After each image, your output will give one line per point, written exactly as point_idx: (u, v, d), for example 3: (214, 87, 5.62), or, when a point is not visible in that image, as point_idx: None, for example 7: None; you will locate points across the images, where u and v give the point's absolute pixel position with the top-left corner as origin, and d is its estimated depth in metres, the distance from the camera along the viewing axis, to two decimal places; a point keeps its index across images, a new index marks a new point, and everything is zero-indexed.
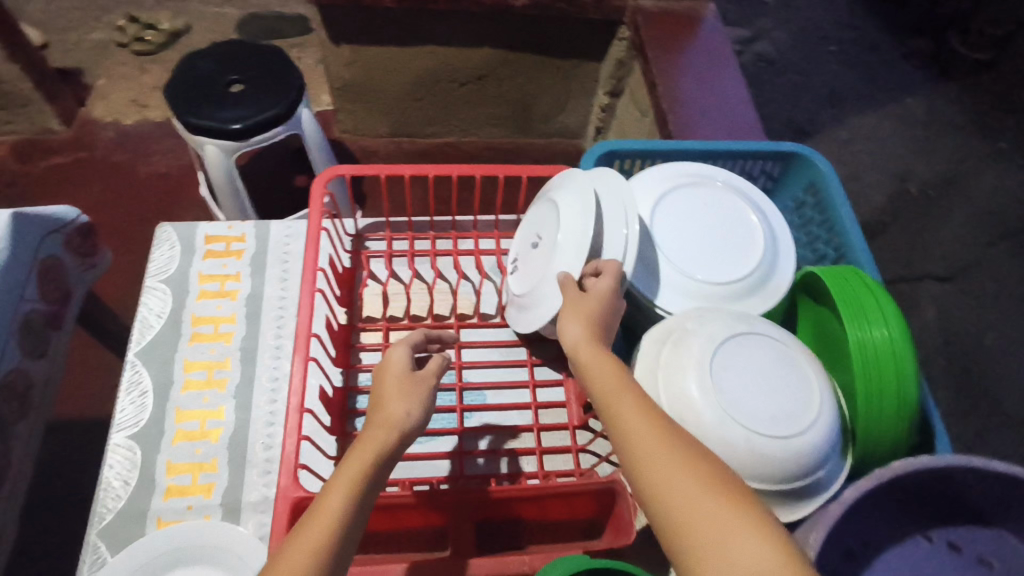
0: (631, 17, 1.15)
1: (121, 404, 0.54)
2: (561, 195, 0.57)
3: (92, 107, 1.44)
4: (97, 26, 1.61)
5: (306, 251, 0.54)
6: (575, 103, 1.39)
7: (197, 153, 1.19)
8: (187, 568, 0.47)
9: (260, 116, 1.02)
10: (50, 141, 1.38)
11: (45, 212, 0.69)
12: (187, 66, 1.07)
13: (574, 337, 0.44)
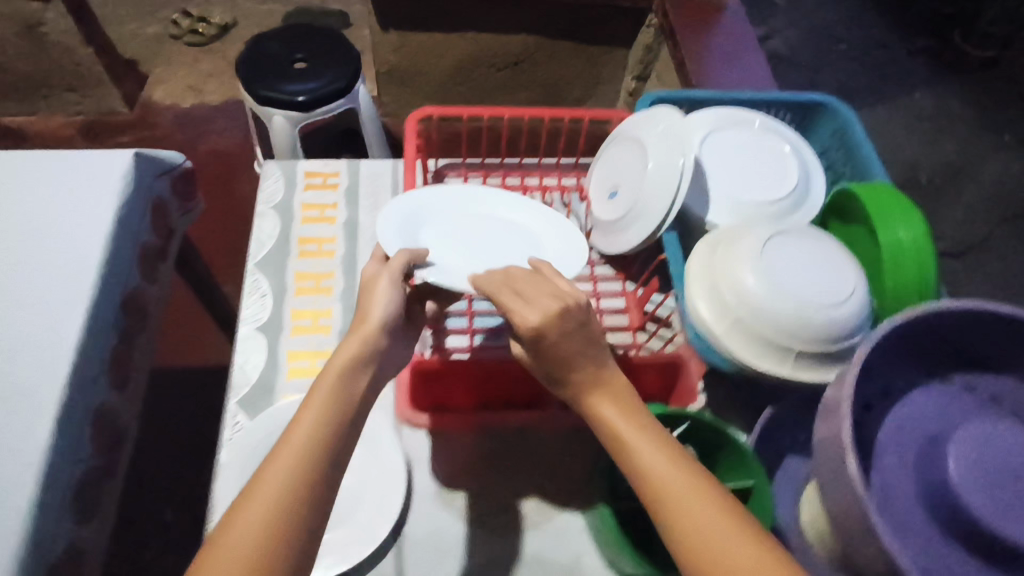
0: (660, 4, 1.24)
1: (246, 304, 0.63)
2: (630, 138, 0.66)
3: (152, 92, 1.55)
4: (153, 19, 1.72)
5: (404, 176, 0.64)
6: (604, 90, 1.48)
7: (257, 129, 1.29)
8: None
9: (324, 89, 1.12)
10: (115, 122, 1.49)
11: (159, 155, 0.78)
12: (256, 46, 1.17)
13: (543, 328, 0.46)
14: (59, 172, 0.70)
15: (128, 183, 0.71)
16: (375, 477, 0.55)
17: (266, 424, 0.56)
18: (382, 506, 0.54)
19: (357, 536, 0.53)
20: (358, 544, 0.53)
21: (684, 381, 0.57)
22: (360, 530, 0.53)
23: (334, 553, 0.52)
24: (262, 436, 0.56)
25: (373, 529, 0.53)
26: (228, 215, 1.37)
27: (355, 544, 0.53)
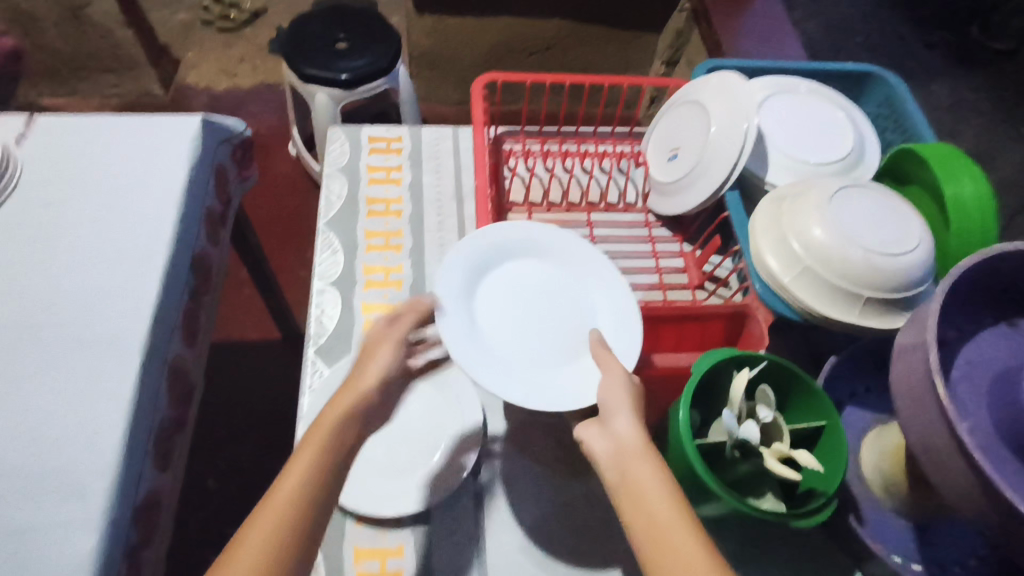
0: None
1: (320, 259, 0.65)
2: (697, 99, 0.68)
3: (186, 75, 1.58)
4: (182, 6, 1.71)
5: (474, 137, 0.68)
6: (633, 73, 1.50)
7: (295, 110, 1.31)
8: None
9: (368, 68, 1.14)
10: (151, 104, 1.52)
11: (221, 122, 0.81)
12: (300, 26, 1.20)
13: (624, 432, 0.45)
14: (137, 140, 0.75)
15: (198, 147, 0.75)
16: (452, 419, 0.58)
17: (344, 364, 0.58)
18: (459, 447, 0.56)
19: (437, 475, 0.55)
20: (438, 483, 0.55)
21: (751, 330, 0.59)
22: (440, 469, 0.55)
23: (415, 489, 0.54)
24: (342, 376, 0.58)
25: (452, 466, 0.55)
26: (264, 194, 1.39)
27: (436, 481, 0.55)
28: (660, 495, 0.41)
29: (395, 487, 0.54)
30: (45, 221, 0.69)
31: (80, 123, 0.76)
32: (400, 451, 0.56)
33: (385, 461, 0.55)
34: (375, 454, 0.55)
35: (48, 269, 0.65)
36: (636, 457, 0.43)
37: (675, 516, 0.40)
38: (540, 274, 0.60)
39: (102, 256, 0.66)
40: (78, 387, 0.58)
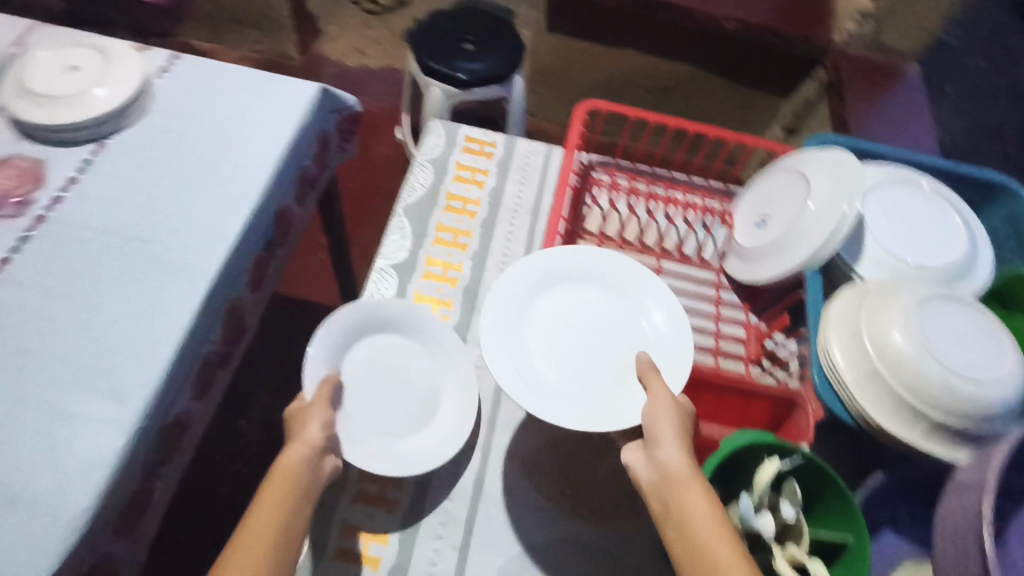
0: (834, 61, 1.21)
1: (388, 240, 0.68)
2: (804, 172, 0.65)
3: (323, 46, 1.69)
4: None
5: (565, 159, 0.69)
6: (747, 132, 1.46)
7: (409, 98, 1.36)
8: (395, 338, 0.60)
9: (487, 72, 1.21)
10: (287, 66, 1.64)
11: (337, 93, 0.86)
12: (434, 21, 1.27)
13: (669, 458, 0.45)
14: (258, 94, 0.81)
15: (310, 111, 0.80)
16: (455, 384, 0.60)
17: (352, 311, 0.58)
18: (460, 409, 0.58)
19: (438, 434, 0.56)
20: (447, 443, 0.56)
21: (796, 418, 0.57)
22: (446, 429, 0.57)
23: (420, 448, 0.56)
24: (348, 326, 0.58)
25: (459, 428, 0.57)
26: (363, 169, 1.46)
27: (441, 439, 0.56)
28: (707, 523, 0.41)
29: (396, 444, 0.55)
30: (162, 147, 0.75)
31: (216, 67, 0.83)
32: (401, 409, 0.57)
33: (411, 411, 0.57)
34: (375, 408, 0.57)
35: (152, 191, 0.71)
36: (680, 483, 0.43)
37: (724, 545, 0.40)
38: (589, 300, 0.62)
39: (199, 190, 0.72)
40: (145, 302, 0.63)
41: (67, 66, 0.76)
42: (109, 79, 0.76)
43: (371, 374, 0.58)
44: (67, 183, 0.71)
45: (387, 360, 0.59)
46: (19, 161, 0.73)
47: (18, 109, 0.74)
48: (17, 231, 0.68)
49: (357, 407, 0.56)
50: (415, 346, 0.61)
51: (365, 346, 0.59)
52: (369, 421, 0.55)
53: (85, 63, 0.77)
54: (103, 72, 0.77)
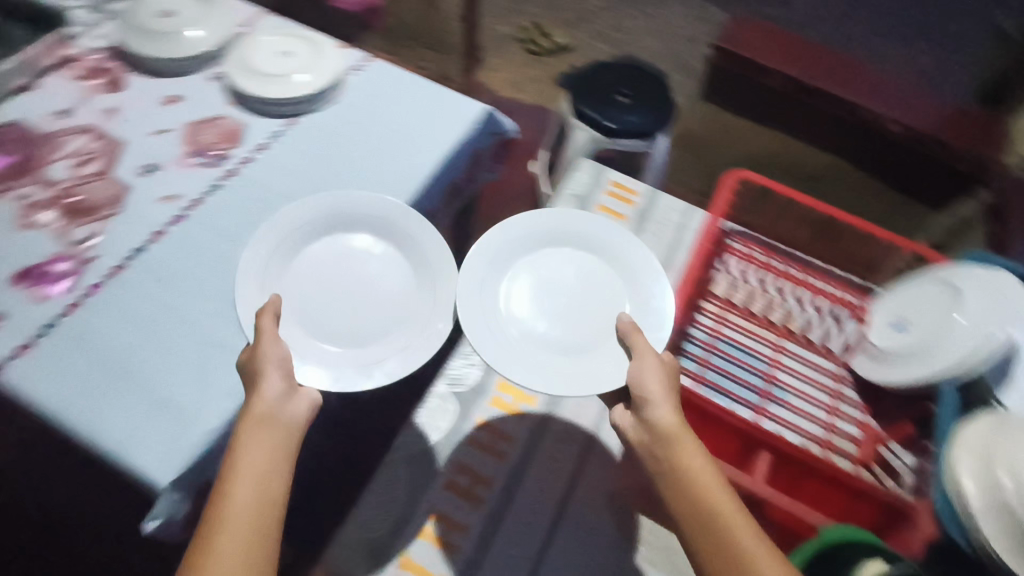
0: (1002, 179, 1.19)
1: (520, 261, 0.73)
2: (959, 284, 0.62)
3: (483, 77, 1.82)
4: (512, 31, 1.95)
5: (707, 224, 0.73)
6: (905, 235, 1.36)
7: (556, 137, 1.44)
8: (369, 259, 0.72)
9: (637, 126, 1.27)
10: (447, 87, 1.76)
11: (500, 117, 0.93)
12: (593, 71, 1.36)
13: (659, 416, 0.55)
14: (431, 104, 0.90)
15: (473, 129, 0.88)
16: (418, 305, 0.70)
17: (297, 229, 0.70)
18: (421, 329, 0.68)
19: (402, 349, 0.66)
20: (405, 361, 0.65)
21: (906, 531, 0.57)
22: (405, 346, 0.66)
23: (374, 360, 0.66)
24: (296, 244, 0.70)
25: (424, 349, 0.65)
26: (494, 193, 1.53)
27: (398, 357, 0.65)
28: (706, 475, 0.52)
29: (355, 355, 0.66)
30: (342, 134, 0.85)
31: (400, 73, 0.93)
32: (357, 322, 0.68)
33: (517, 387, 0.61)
34: (328, 319, 0.68)
35: (326, 171, 0.81)
36: (680, 438, 0.53)
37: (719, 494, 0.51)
38: (579, 266, 0.71)
39: (367, 179, 0.81)
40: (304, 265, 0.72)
41: (280, 52, 0.88)
42: (311, 68, 0.87)
43: (325, 285, 0.70)
44: (259, 148, 0.82)
45: (342, 274, 0.71)
46: (223, 121, 0.84)
47: (235, 82, 0.86)
48: (210, 179, 0.78)
49: (308, 318, 0.68)
50: (370, 264, 0.72)
51: (316, 260, 0.71)
52: (319, 332, 0.67)
53: (295, 52, 0.88)
54: (308, 60, 0.87)
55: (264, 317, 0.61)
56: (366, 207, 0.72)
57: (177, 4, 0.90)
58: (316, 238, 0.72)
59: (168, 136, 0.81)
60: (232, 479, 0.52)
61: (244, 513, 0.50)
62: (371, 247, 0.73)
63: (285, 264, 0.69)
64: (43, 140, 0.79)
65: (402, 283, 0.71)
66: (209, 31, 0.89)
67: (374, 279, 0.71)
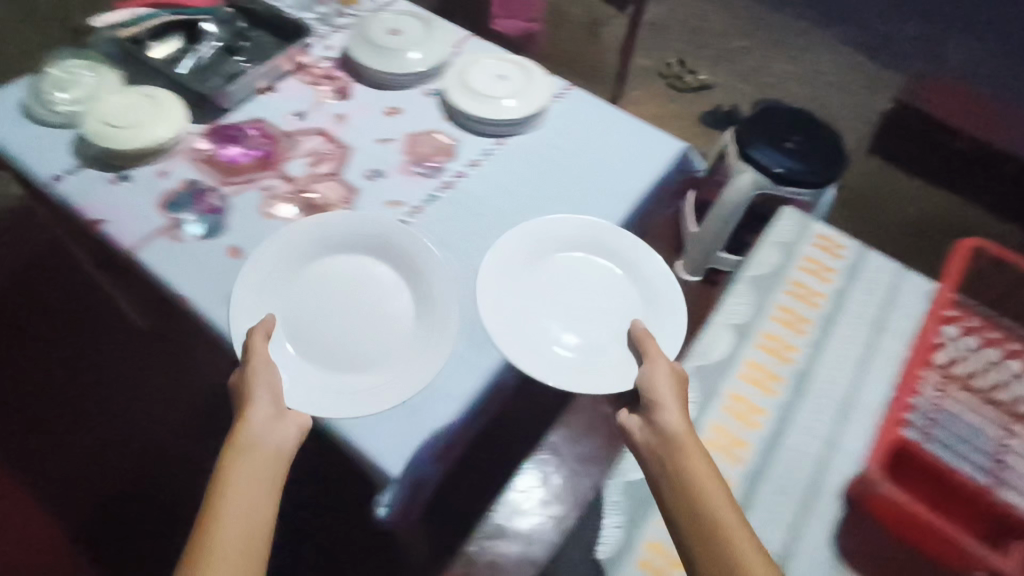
0: None
1: (730, 307, 0.75)
2: None
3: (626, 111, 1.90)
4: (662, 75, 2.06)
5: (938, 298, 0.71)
6: None
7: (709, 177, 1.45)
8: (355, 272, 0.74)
9: (806, 174, 1.26)
10: None
11: (695, 157, 0.94)
12: (765, 114, 1.35)
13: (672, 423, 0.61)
14: (632, 138, 0.92)
15: (673, 165, 0.90)
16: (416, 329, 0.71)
17: (308, 247, 0.74)
18: (416, 358, 0.69)
19: (393, 379, 0.67)
20: (392, 390, 0.66)
21: None
22: (397, 374, 0.67)
23: (363, 386, 0.67)
24: (305, 259, 0.74)
25: (412, 385, 0.66)
26: None
27: (387, 385, 0.67)
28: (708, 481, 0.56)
29: (346, 376, 0.68)
30: (548, 159, 0.88)
31: (600, 104, 0.96)
32: (351, 342, 0.70)
33: (759, 484, 0.63)
34: (325, 334, 0.70)
35: (535, 197, 0.84)
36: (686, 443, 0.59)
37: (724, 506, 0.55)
38: (604, 278, 0.79)
39: (573, 209, 0.84)
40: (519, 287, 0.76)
41: (497, 75, 0.92)
42: (526, 92, 0.90)
43: (329, 301, 0.72)
44: (473, 163, 0.86)
45: (347, 292, 0.73)
46: (439, 135, 0.89)
47: (454, 100, 0.90)
48: (428, 190, 0.83)
49: (304, 330, 0.70)
50: (375, 286, 0.74)
51: (323, 275, 0.74)
52: (314, 346, 0.69)
53: (509, 75, 0.92)
54: (523, 84, 0.91)
55: (256, 333, 0.66)
56: (377, 229, 0.76)
57: (404, 20, 0.96)
58: (324, 256, 0.75)
59: (391, 145, 0.87)
60: (219, 503, 0.53)
61: (231, 520, 0.52)
62: (377, 270, 0.75)
63: (297, 277, 0.73)
64: (283, 138, 0.85)
65: (390, 289, 0.74)
66: (431, 47, 0.94)
67: (377, 300, 0.73)
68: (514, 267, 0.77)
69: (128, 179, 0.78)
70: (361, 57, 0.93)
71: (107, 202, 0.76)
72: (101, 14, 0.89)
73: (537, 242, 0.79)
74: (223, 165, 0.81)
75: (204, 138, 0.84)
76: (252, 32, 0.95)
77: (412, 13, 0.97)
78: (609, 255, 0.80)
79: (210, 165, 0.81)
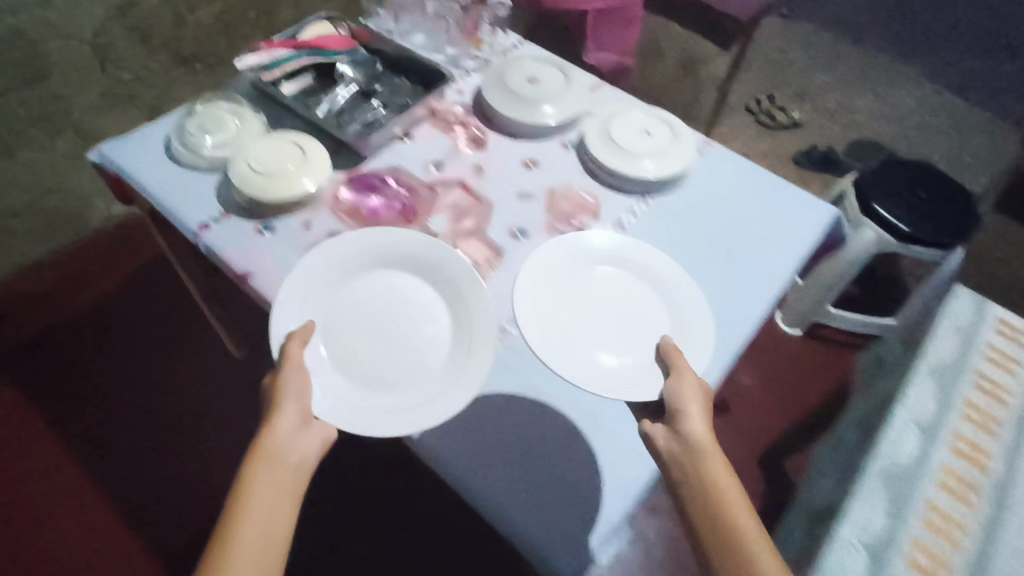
0: None
1: (915, 410, 0.82)
2: None
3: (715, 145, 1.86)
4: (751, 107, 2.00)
5: None
6: None
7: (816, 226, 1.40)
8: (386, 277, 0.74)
9: (935, 236, 1.19)
10: None
11: (844, 225, 0.90)
12: (884, 168, 1.29)
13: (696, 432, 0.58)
14: (779, 201, 0.87)
15: (824, 235, 0.85)
16: (448, 355, 0.70)
17: (354, 264, 0.74)
18: (446, 383, 0.67)
19: (421, 405, 0.65)
20: (418, 415, 0.64)
21: None
22: (425, 400, 0.66)
23: (389, 408, 0.65)
24: (350, 275, 0.74)
25: (439, 411, 0.64)
26: None
27: (413, 410, 0.65)
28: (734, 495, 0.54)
29: (375, 397, 0.67)
30: (696, 222, 0.84)
31: (741, 162, 0.91)
32: (386, 366, 0.69)
33: (974, 574, 0.70)
34: (361, 355, 0.69)
35: (686, 264, 0.80)
36: (711, 456, 0.56)
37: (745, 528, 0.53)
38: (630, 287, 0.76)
39: (727, 278, 0.79)
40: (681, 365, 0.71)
41: (640, 129, 0.88)
42: (671, 148, 0.86)
43: (368, 321, 0.72)
44: (618, 225, 0.83)
45: (384, 314, 0.73)
46: (581, 190, 0.86)
47: (598, 155, 0.87)
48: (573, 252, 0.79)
49: (341, 347, 0.69)
50: (415, 309, 0.73)
51: (366, 293, 0.73)
52: (346, 364, 0.68)
53: (652, 129, 0.89)
54: (668, 139, 0.87)
55: (294, 340, 0.64)
56: (418, 247, 0.75)
57: (541, 69, 0.93)
58: (368, 274, 0.74)
59: (533, 201, 0.84)
60: (242, 514, 0.53)
61: (256, 529, 0.53)
62: (419, 293, 0.74)
63: (333, 289, 0.72)
64: (422, 190, 0.83)
65: (422, 295, 0.74)
66: (570, 98, 0.91)
67: (417, 325, 0.72)
68: (550, 281, 0.75)
69: (271, 229, 0.76)
70: (500, 106, 0.90)
71: (251, 252, 0.74)
72: (242, 56, 0.86)
73: (558, 257, 0.77)
74: (365, 218, 0.79)
75: (344, 186, 0.81)
76: (386, 75, 0.94)
77: (547, 62, 0.95)
78: (645, 275, 0.76)
79: (352, 218, 0.79)
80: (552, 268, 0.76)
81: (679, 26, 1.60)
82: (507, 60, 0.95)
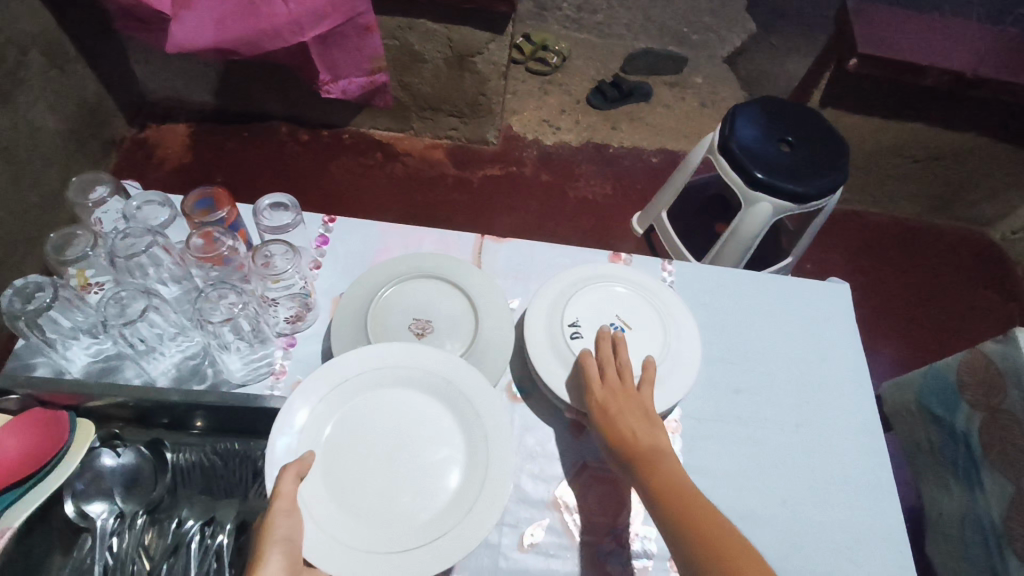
0: (997, 234, 1.51)
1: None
2: None
3: (510, 121, 1.57)
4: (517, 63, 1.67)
5: None
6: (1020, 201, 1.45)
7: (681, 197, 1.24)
8: (373, 390, 0.49)
9: (829, 182, 1.07)
10: (482, 151, 1.50)
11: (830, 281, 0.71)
12: (734, 123, 1.13)
13: (623, 409, 0.52)
14: (789, 315, 0.67)
15: (852, 327, 0.67)
16: (467, 477, 0.46)
17: (334, 387, 0.49)
18: (462, 520, 0.44)
19: (428, 542, 0.43)
20: (425, 561, 0.42)
21: None
22: (431, 536, 0.43)
23: (389, 552, 0.43)
24: (333, 406, 0.48)
25: (451, 549, 0.43)
26: None
27: (419, 553, 0.43)
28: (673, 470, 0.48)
29: (369, 539, 0.43)
30: (742, 424, 0.60)
31: (715, 280, 0.69)
32: (388, 498, 0.45)
33: None
34: (360, 487, 0.45)
35: (778, 489, 0.57)
36: (641, 438, 0.50)
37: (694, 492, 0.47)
38: (640, 325, 0.59)
39: (824, 474, 0.58)
40: None
41: (565, 327, 0.58)
42: (621, 323, 0.59)
43: (365, 451, 0.47)
44: None
45: (386, 437, 0.48)
46: (596, 468, 0.56)
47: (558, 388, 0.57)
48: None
49: (335, 480, 0.45)
50: (419, 432, 0.48)
51: (353, 415, 0.48)
52: (337, 502, 0.44)
53: (608, 304, 0.61)
54: (607, 314, 0.60)
55: (287, 474, 0.42)
56: (425, 356, 0.50)
57: (424, 296, 0.58)
58: (350, 398, 0.49)
59: (549, 537, 0.52)
60: None
61: None
62: (428, 406, 0.49)
63: (326, 412, 0.48)
64: None
65: (426, 399, 0.49)
66: (492, 319, 0.56)
67: (425, 443, 0.47)
68: (560, 337, 0.57)
69: None
70: None
71: None
72: None
73: (550, 295, 0.60)
74: None
75: None
76: (162, 447, 0.51)
77: (423, 275, 0.59)
78: (650, 298, 0.61)
79: None
80: (552, 298, 0.60)
81: (431, 20, 1.20)
82: (356, 301, 0.57)
